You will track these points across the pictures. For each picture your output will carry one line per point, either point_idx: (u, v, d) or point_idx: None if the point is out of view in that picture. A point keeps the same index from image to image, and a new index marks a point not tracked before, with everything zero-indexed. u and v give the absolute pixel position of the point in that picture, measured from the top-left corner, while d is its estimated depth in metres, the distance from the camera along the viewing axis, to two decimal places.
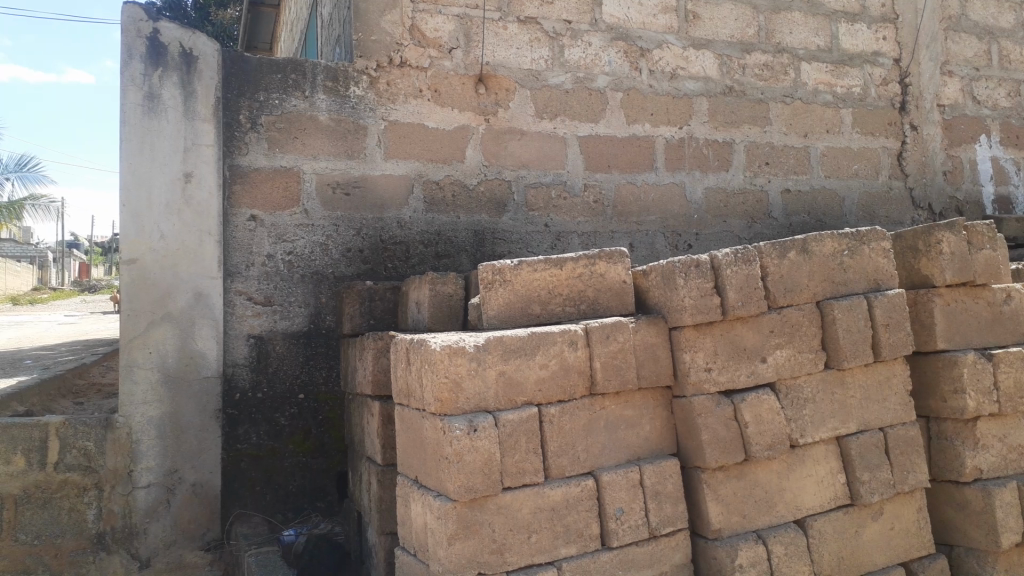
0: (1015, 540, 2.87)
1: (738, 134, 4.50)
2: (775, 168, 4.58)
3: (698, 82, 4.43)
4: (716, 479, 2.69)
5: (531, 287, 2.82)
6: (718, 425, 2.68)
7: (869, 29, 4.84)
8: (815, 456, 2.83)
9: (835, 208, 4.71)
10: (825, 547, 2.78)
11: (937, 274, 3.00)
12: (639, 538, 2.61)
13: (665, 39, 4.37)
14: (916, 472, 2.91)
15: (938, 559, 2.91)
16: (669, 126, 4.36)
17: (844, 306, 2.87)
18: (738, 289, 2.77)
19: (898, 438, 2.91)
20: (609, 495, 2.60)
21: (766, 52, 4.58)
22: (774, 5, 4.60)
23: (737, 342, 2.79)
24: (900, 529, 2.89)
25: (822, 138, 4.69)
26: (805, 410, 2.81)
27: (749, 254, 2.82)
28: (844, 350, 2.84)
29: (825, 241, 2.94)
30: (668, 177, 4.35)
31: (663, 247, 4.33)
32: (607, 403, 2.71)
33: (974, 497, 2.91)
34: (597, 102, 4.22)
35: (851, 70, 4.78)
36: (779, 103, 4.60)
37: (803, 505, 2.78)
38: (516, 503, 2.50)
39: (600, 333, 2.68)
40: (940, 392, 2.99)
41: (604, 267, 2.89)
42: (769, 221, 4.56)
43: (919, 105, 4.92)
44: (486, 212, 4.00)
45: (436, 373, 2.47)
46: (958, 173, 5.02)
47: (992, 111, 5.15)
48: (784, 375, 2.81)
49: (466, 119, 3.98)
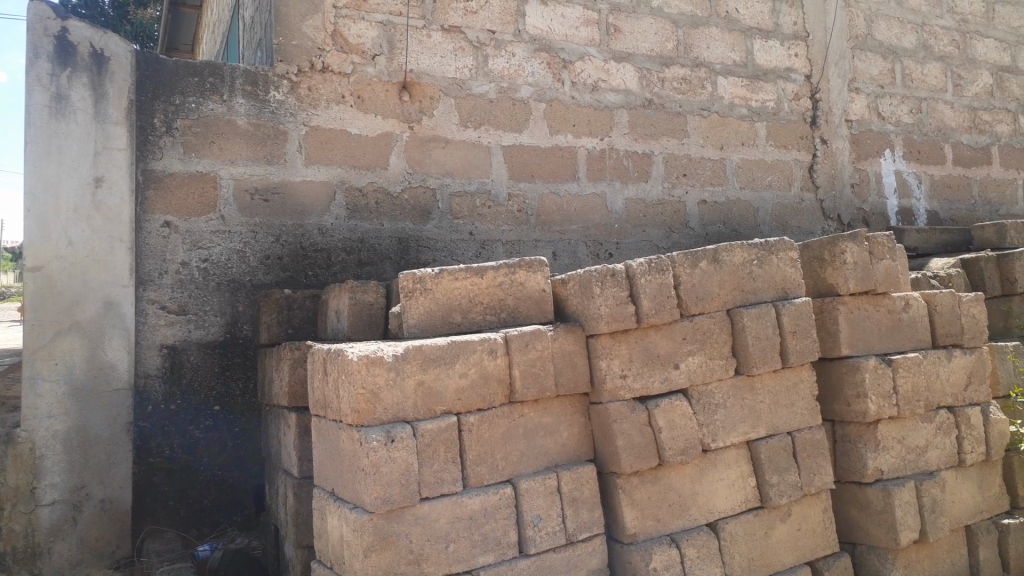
0: (913, 538, 3.01)
1: (658, 145, 4.60)
2: (692, 179, 4.70)
3: (619, 95, 4.51)
4: (632, 484, 2.74)
5: (452, 296, 2.82)
6: (633, 431, 2.73)
7: (783, 46, 5.02)
8: (727, 460, 2.91)
9: (750, 218, 4.86)
10: (736, 548, 2.85)
11: (841, 283, 3.12)
12: (557, 544, 2.64)
13: (587, 51, 4.44)
14: (822, 473, 3.02)
15: (842, 557, 3.03)
16: (591, 137, 4.43)
17: (753, 314, 2.96)
18: (653, 298, 2.83)
19: (805, 441, 3.01)
20: (526, 502, 2.62)
21: (685, 66, 4.70)
22: (692, 21, 4.73)
23: (652, 349, 2.85)
24: (808, 529, 2.99)
25: (738, 150, 4.83)
26: (717, 415, 2.89)
27: (664, 263, 2.88)
28: (753, 356, 2.93)
29: (736, 250, 3.02)
30: (590, 187, 4.42)
31: (585, 256, 4.39)
32: (526, 410, 2.73)
33: (875, 496, 3.03)
34: (520, 111, 4.25)
35: (765, 85, 4.95)
36: (697, 116, 4.72)
37: (715, 508, 2.85)
38: (434, 512, 2.49)
39: (519, 341, 2.70)
40: (845, 396, 3.11)
41: (524, 276, 2.91)
42: (687, 231, 4.67)
43: (829, 119, 5.13)
44: (411, 219, 3.98)
45: (353, 382, 2.44)
46: (864, 186, 5.24)
47: (896, 127, 5.39)
48: (697, 380, 2.89)
49: (390, 125, 3.95)
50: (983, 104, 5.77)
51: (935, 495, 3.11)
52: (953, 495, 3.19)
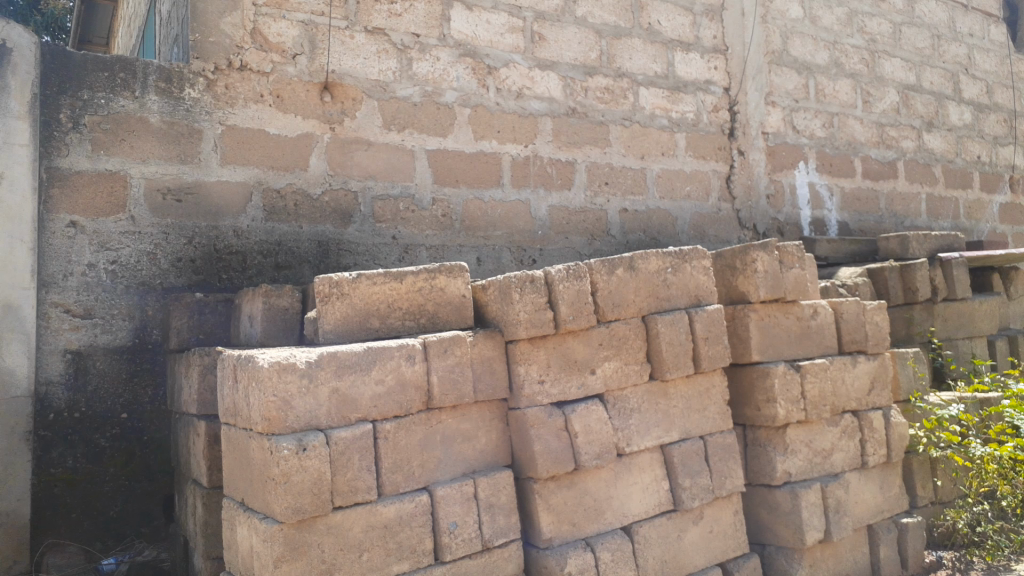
0: (818, 538, 3.11)
1: (581, 154, 4.65)
2: (614, 187, 4.76)
3: (543, 102, 4.54)
4: (548, 489, 2.75)
5: (370, 301, 2.77)
6: (550, 436, 2.75)
7: (702, 59, 5.14)
8: (642, 464, 2.95)
9: (669, 226, 4.96)
10: (650, 551, 2.89)
11: (752, 290, 3.21)
12: (473, 551, 2.62)
13: (512, 58, 4.45)
14: (733, 476, 3.09)
15: (751, 558, 3.10)
16: (516, 144, 4.44)
17: (667, 321, 3.02)
18: (570, 304, 2.85)
19: (717, 444, 3.08)
20: (443, 509, 2.59)
21: (607, 76, 4.76)
22: (615, 31, 4.80)
23: (569, 355, 2.86)
24: (719, 531, 3.06)
25: (658, 160, 4.93)
26: (632, 420, 2.93)
27: (581, 270, 2.90)
28: (667, 361, 2.99)
29: (651, 258, 3.07)
30: (514, 194, 4.43)
31: (509, 262, 4.40)
32: (444, 416, 2.70)
33: (783, 498, 3.12)
34: (444, 116, 4.23)
35: (685, 96, 5.06)
36: (618, 126, 4.79)
37: (630, 512, 2.89)
38: (347, 522, 2.45)
39: (437, 347, 2.68)
40: (755, 401, 3.19)
41: (444, 281, 2.88)
42: (608, 239, 4.73)
43: (746, 132, 5.28)
44: (332, 222, 3.91)
45: (263, 391, 2.38)
46: (779, 197, 5.41)
47: (809, 140, 5.58)
48: (613, 386, 2.92)
49: (310, 126, 3.88)
50: (890, 121, 6.03)
51: (839, 496, 3.22)
52: (857, 496, 3.32)
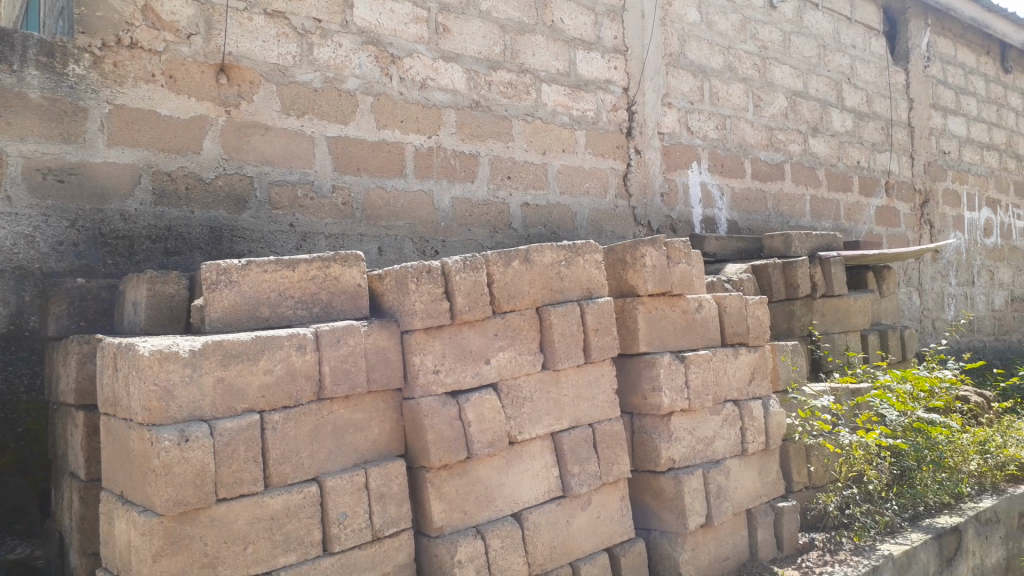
0: (700, 522, 3.25)
1: (484, 147, 4.68)
2: (515, 181, 4.82)
3: (447, 94, 4.54)
4: (440, 478, 2.77)
5: (260, 289, 2.72)
6: (444, 425, 2.77)
7: (603, 58, 5.25)
8: (533, 452, 3.01)
9: (568, 221, 5.05)
10: (540, 537, 2.96)
11: (641, 284, 3.32)
12: (363, 541, 2.62)
13: (416, 49, 4.43)
14: (621, 463, 3.19)
15: (637, 542, 3.21)
16: (418, 134, 4.43)
17: (560, 312, 3.09)
18: (466, 295, 2.87)
19: (606, 432, 3.17)
20: (332, 500, 2.58)
21: (510, 71, 4.81)
22: (520, 27, 4.85)
23: (464, 345, 2.89)
24: (606, 516, 3.15)
25: (559, 156, 5.01)
26: (524, 408, 2.99)
27: (478, 261, 2.93)
28: (559, 352, 3.06)
29: (546, 251, 3.13)
30: (417, 184, 4.42)
31: (410, 252, 4.40)
32: (336, 407, 2.68)
33: (668, 484, 3.24)
34: (346, 103, 4.18)
35: (586, 94, 5.16)
36: (521, 121, 4.85)
37: (520, 499, 2.94)
38: (232, 513, 2.41)
39: (330, 336, 2.65)
40: (643, 390, 3.30)
41: (338, 270, 2.85)
42: (510, 232, 4.79)
43: (644, 131, 5.43)
44: (225, 208, 3.81)
45: (143, 380, 2.32)
46: (673, 195, 5.59)
47: (703, 141, 5.79)
48: (506, 375, 2.97)
49: (205, 109, 3.76)
50: (779, 125, 6.32)
51: (720, 481, 3.38)
52: (736, 481, 3.48)
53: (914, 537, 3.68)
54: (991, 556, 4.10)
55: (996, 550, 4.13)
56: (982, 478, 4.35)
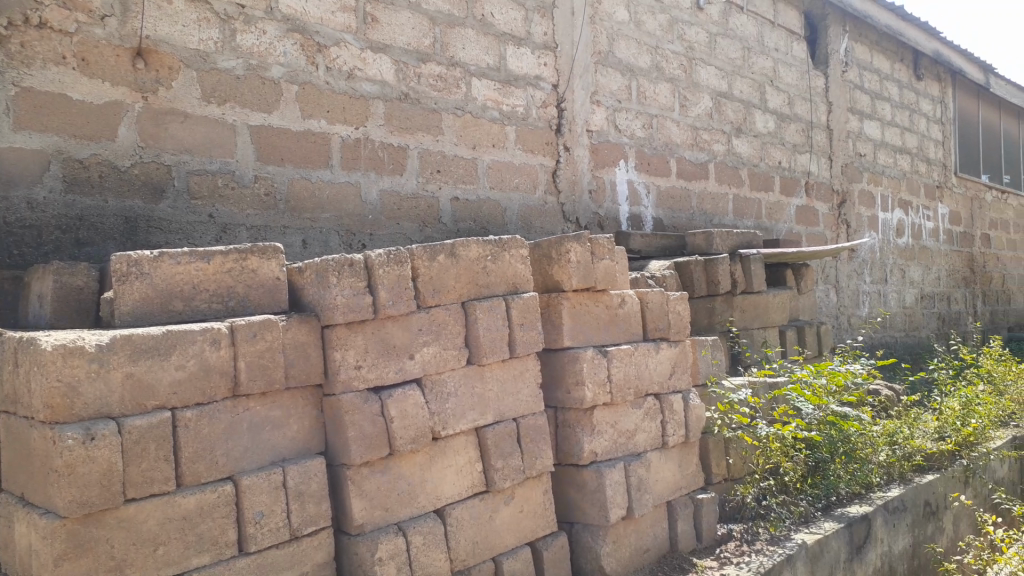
0: (621, 514, 3.29)
1: (413, 140, 4.63)
2: (445, 175, 4.78)
3: (375, 85, 4.47)
4: (361, 475, 2.73)
5: (173, 281, 2.63)
6: (365, 422, 2.73)
7: (533, 54, 5.26)
8: (456, 447, 2.99)
9: (498, 216, 5.05)
10: (462, 533, 2.94)
11: (566, 279, 3.34)
12: (280, 540, 2.57)
13: (343, 38, 4.35)
14: (544, 457, 3.20)
15: (559, 536, 3.23)
16: (345, 125, 4.35)
17: (485, 307, 3.07)
18: (389, 289, 2.83)
19: (530, 427, 3.18)
20: (248, 499, 2.51)
21: (440, 64, 4.77)
22: (450, 20, 4.81)
23: (387, 340, 2.85)
24: (529, 511, 3.16)
25: (488, 151, 5.00)
26: (448, 404, 2.96)
27: (402, 255, 2.89)
28: (483, 347, 3.05)
29: (472, 245, 3.11)
30: (344, 175, 4.34)
31: (336, 245, 4.33)
32: (252, 403, 2.61)
33: (591, 477, 3.27)
34: (269, 91, 4.07)
35: (516, 90, 5.16)
36: (451, 115, 4.81)
37: (443, 495, 2.92)
38: (141, 514, 2.33)
39: (247, 331, 2.57)
40: (566, 385, 3.32)
41: (256, 263, 2.77)
42: (439, 226, 4.76)
43: (572, 128, 5.46)
44: (141, 197, 3.68)
45: (45, 376, 2.21)
46: (601, 193, 5.65)
47: (630, 140, 5.86)
48: (430, 370, 2.94)
49: (120, 94, 3.61)
50: (704, 125, 6.45)
51: (642, 474, 3.43)
52: (657, 474, 3.54)
53: (826, 526, 3.81)
54: (898, 544, 4.27)
55: (902, 538, 4.31)
56: (890, 468, 4.53)
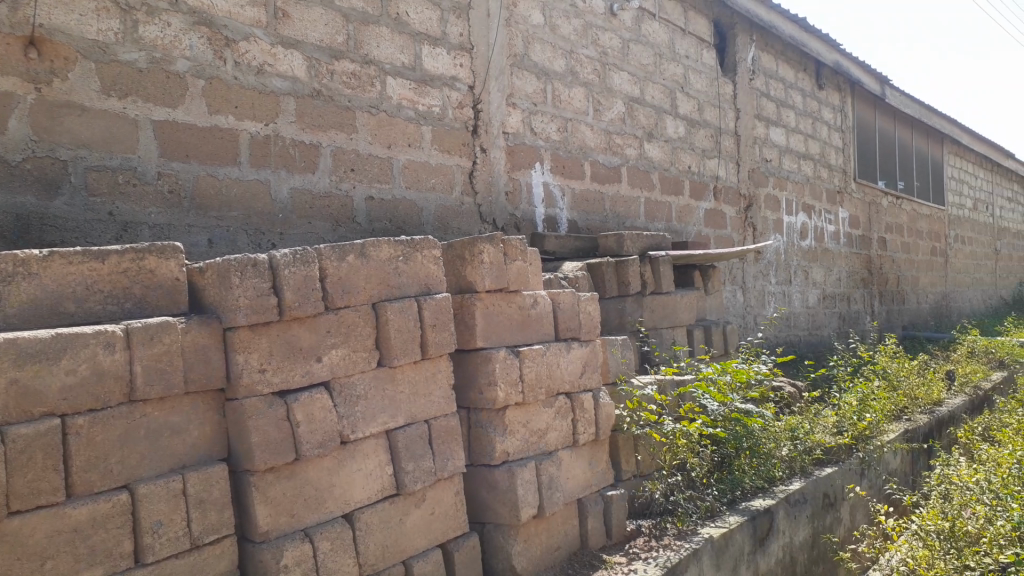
0: (532, 513, 3.30)
1: (326, 138, 4.55)
2: (359, 174, 4.72)
3: (286, 82, 4.37)
4: (265, 481, 2.67)
5: (64, 282, 2.51)
6: (270, 426, 2.66)
7: (448, 54, 5.24)
8: (366, 451, 2.94)
9: (413, 216, 5.01)
10: (371, 538, 2.91)
11: (478, 280, 3.35)
12: (180, 550, 2.48)
13: (253, 33, 4.23)
14: (455, 459, 3.19)
15: (470, 537, 3.23)
16: (254, 121, 4.24)
17: (396, 308, 3.04)
18: (296, 290, 2.77)
19: (441, 428, 3.17)
20: (145, 508, 2.42)
21: (354, 62, 4.70)
22: (363, 17, 4.74)
23: (293, 342, 2.78)
24: (440, 513, 3.15)
25: (404, 151, 4.96)
26: (357, 407, 2.92)
27: (309, 255, 2.83)
28: (394, 348, 3.01)
29: (382, 246, 3.07)
30: (252, 173, 4.23)
31: (244, 244, 4.22)
32: (149, 409, 2.52)
33: (502, 478, 3.28)
34: (174, 85, 3.93)
35: (431, 90, 5.13)
36: (365, 113, 4.75)
37: (352, 499, 2.88)
38: (27, 527, 2.22)
39: (143, 334, 2.48)
40: (478, 386, 3.32)
41: (154, 262, 2.67)
42: (353, 226, 4.69)
43: (488, 130, 5.47)
44: (33, 193, 3.49)
45: None
46: (517, 194, 5.67)
47: (545, 142, 5.91)
48: (339, 373, 2.89)
49: (10, 84, 3.43)
50: (617, 129, 6.56)
51: (553, 473, 3.46)
52: (568, 472, 3.57)
53: (731, 520, 3.93)
54: (799, 535, 4.43)
55: (803, 529, 4.48)
56: (792, 462, 4.71)
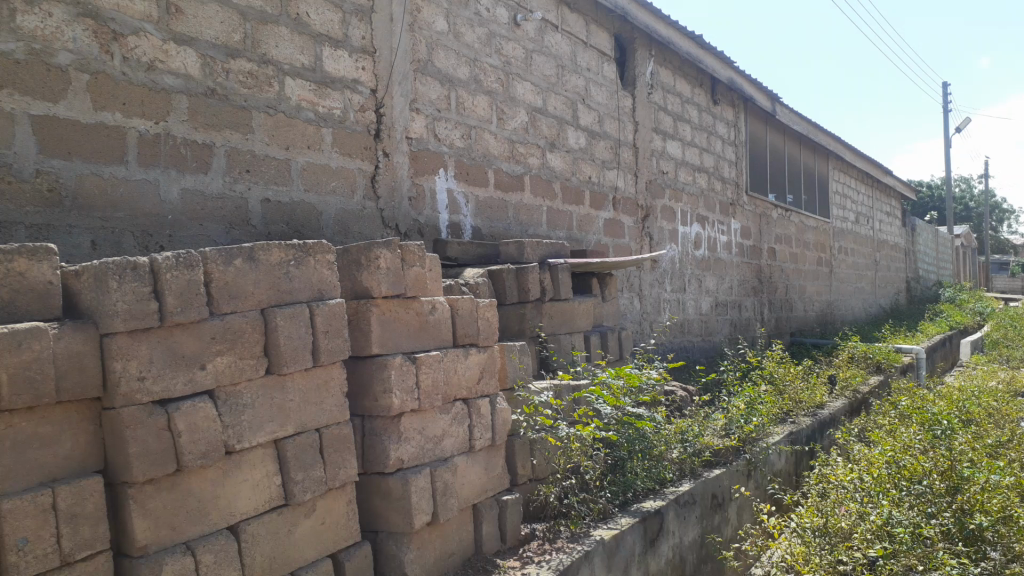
0: (426, 520, 3.30)
1: (220, 137, 4.42)
2: (255, 176, 4.61)
3: (178, 79, 4.23)
4: (145, 493, 2.57)
5: None
6: (149, 437, 2.57)
7: (350, 57, 5.18)
8: (253, 461, 2.87)
9: (312, 220, 4.93)
10: (258, 549, 2.84)
11: (375, 286, 3.33)
12: (49, 567, 2.36)
13: (142, 27, 4.08)
14: (346, 468, 3.16)
15: (362, 546, 3.20)
16: (143, 119, 4.08)
17: (286, 314, 2.99)
18: (177, 295, 2.68)
19: (332, 437, 3.12)
20: (10, 524, 2.28)
21: (251, 61, 4.58)
22: (261, 16, 4.64)
23: (175, 349, 2.69)
24: (330, 523, 3.10)
25: (302, 153, 4.87)
26: (243, 416, 2.84)
27: (193, 258, 2.75)
28: (284, 355, 2.96)
29: (272, 249, 3.01)
30: (140, 172, 4.07)
31: (130, 247, 4.05)
32: (17, 420, 2.38)
33: (396, 486, 3.25)
34: (55, 79, 3.74)
35: (332, 92, 5.07)
36: (261, 113, 4.64)
37: (237, 511, 2.81)
38: None
39: (11, 341, 2.33)
40: (373, 393, 3.30)
41: (24, 265, 2.52)
42: (248, 229, 4.57)
43: (391, 134, 5.43)
44: None
45: None
46: (420, 200, 5.65)
47: (449, 149, 5.92)
48: (224, 381, 2.80)
49: None
50: (520, 138, 6.64)
51: (448, 479, 3.45)
52: (464, 478, 3.58)
53: (622, 522, 4.03)
54: (688, 535, 4.58)
55: (692, 529, 4.63)
56: (682, 464, 4.86)
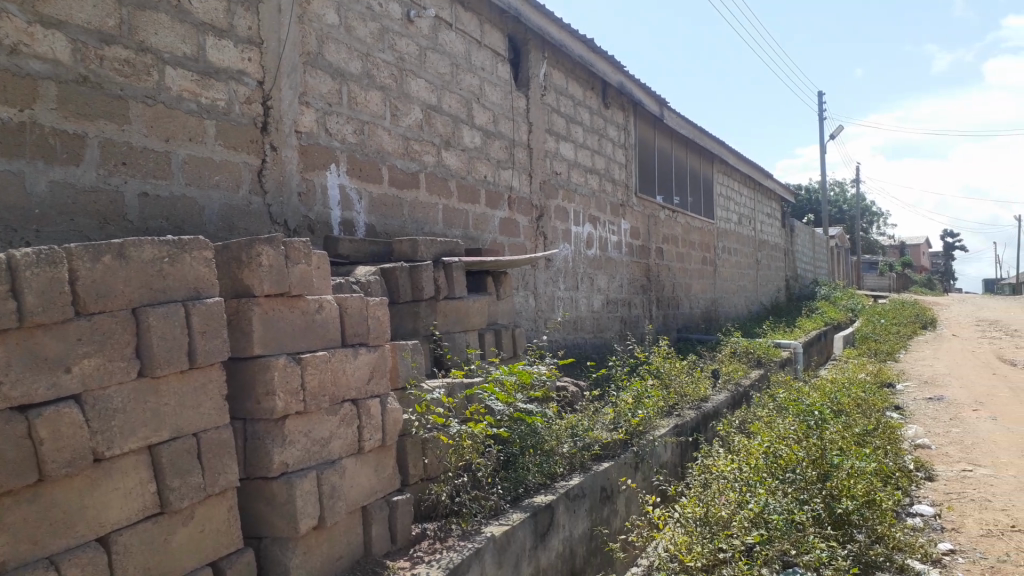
0: (312, 524, 3.23)
1: (92, 128, 4.18)
2: (131, 169, 4.38)
3: (46, 65, 3.98)
4: (2, 507, 2.39)
5: None
6: (7, 446, 2.40)
7: (235, 48, 5.00)
8: (124, 468, 2.73)
9: (194, 216, 4.73)
10: (130, 561, 2.71)
11: (257, 284, 3.22)
12: None
13: (5, 8, 3.81)
14: (226, 473, 3.05)
15: (244, 553, 3.10)
16: (6, 106, 3.81)
17: (160, 313, 2.85)
18: (38, 294, 2.52)
19: (211, 442, 3.01)
20: None
21: (127, 48, 4.35)
22: (139, 2, 4.41)
23: (36, 352, 2.53)
24: (210, 530, 2.99)
25: (183, 146, 4.67)
26: (113, 421, 2.70)
27: (56, 255, 2.59)
28: (158, 357, 2.83)
29: (144, 246, 2.87)
30: (3, 163, 3.80)
31: None
32: None
33: (280, 490, 3.17)
34: None
35: (216, 83, 4.88)
36: (139, 103, 4.42)
37: (108, 522, 2.66)
38: None
39: None
40: (255, 394, 3.20)
41: None
42: (124, 224, 4.35)
43: (279, 128, 5.29)
44: None
45: None
46: (309, 196, 5.52)
47: (341, 144, 5.80)
48: (92, 385, 2.65)
49: None
50: (414, 135, 6.58)
51: (335, 482, 3.39)
52: (352, 480, 3.52)
53: (513, 518, 4.05)
54: (578, 528, 4.66)
55: (582, 522, 4.71)
56: (572, 458, 4.94)
